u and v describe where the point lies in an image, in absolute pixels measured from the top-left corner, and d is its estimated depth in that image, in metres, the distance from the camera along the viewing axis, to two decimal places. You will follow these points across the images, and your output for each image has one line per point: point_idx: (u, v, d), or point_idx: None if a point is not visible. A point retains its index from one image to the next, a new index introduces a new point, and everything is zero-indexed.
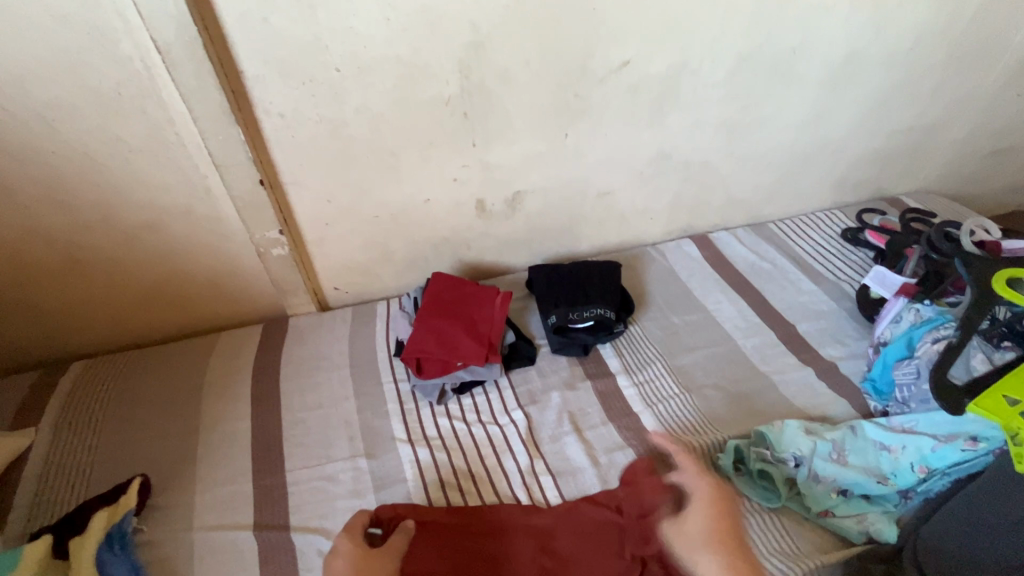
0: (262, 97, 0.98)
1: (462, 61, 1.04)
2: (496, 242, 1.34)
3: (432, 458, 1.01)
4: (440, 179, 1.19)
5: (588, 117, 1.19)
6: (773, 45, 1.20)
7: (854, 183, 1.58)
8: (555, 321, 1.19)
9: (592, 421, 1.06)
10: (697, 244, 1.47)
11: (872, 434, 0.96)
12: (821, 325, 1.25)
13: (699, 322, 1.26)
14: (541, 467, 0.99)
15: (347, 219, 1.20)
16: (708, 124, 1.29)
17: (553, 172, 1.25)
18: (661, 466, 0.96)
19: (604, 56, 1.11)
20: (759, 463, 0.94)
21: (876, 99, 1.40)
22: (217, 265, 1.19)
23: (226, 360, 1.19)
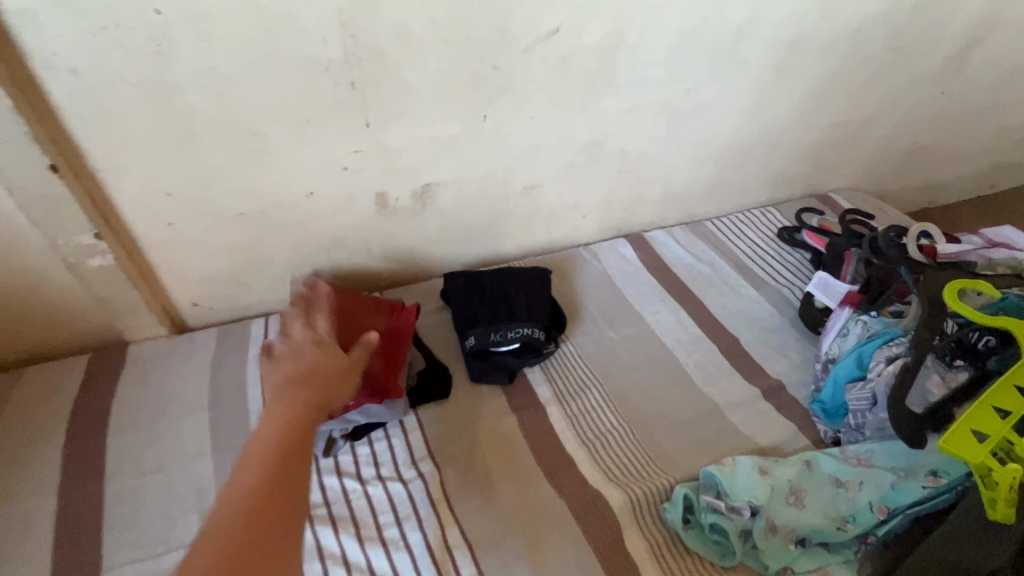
0: (38, 45, 0.70)
1: (343, 11, 0.79)
2: (403, 244, 1.11)
3: (314, 534, 0.78)
4: (325, 167, 0.93)
5: (511, 95, 0.98)
6: (717, 21, 1.06)
7: (789, 179, 1.50)
8: (474, 343, 0.99)
9: (518, 467, 0.88)
10: (633, 245, 1.32)
11: (826, 468, 0.86)
12: (764, 336, 1.14)
13: (638, 336, 1.12)
14: (454, 536, 0.79)
15: (200, 217, 0.92)
16: (646, 110, 1.13)
17: (470, 160, 1.04)
18: (600, 524, 0.80)
19: (527, 20, 0.90)
20: (710, 515, 0.80)
21: (816, 90, 1.31)
22: (6, 279, 0.87)
23: (29, 409, 0.88)
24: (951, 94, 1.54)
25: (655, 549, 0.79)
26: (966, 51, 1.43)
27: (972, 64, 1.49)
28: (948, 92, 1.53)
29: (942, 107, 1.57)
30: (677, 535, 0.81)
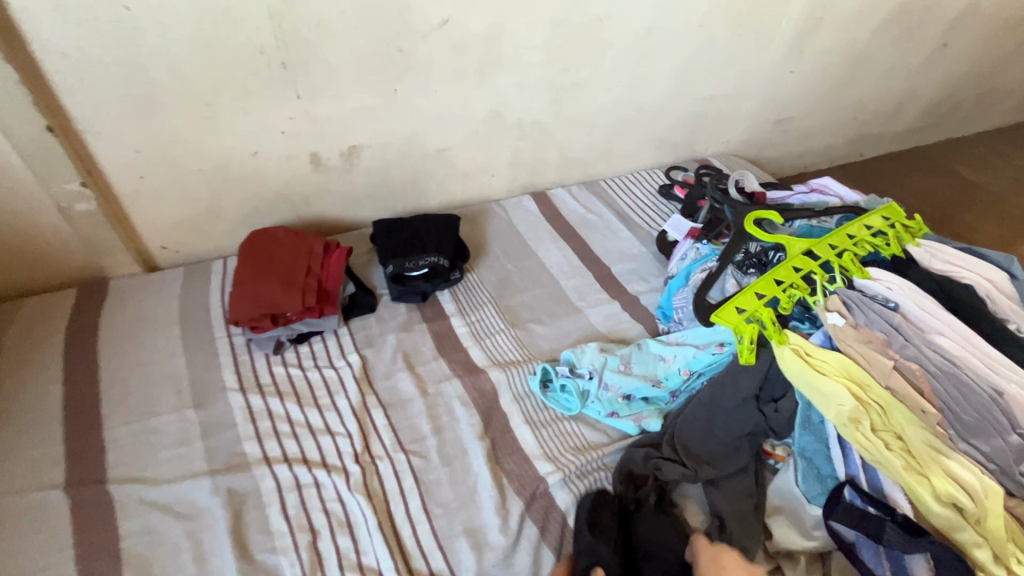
0: (37, 33, 0.91)
1: (273, 7, 1.03)
2: (337, 197, 1.36)
3: (264, 403, 1.04)
4: (266, 131, 1.18)
5: (415, 72, 1.24)
6: (582, 12, 1.33)
7: (671, 145, 1.81)
8: (393, 270, 1.25)
9: (425, 357, 1.16)
10: (536, 200, 1.60)
11: (653, 348, 1.15)
12: (631, 265, 1.45)
13: (530, 267, 1.40)
14: (372, 401, 1.06)
15: (166, 173, 1.15)
16: (532, 85, 1.40)
17: (387, 127, 1.29)
18: (481, 391, 1.09)
19: (423, 12, 1.16)
20: (561, 378, 1.10)
21: (679, 69, 1.60)
22: (8, 223, 1.08)
23: (33, 327, 1.11)
24: (801, 72, 1.86)
25: (520, 404, 1.08)
26: (807, 36, 1.75)
27: (815, 47, 1.81)
28: (798, 70, 1.84)
29: (797, 83, 1.89)
30: (538, 397, 1.10)
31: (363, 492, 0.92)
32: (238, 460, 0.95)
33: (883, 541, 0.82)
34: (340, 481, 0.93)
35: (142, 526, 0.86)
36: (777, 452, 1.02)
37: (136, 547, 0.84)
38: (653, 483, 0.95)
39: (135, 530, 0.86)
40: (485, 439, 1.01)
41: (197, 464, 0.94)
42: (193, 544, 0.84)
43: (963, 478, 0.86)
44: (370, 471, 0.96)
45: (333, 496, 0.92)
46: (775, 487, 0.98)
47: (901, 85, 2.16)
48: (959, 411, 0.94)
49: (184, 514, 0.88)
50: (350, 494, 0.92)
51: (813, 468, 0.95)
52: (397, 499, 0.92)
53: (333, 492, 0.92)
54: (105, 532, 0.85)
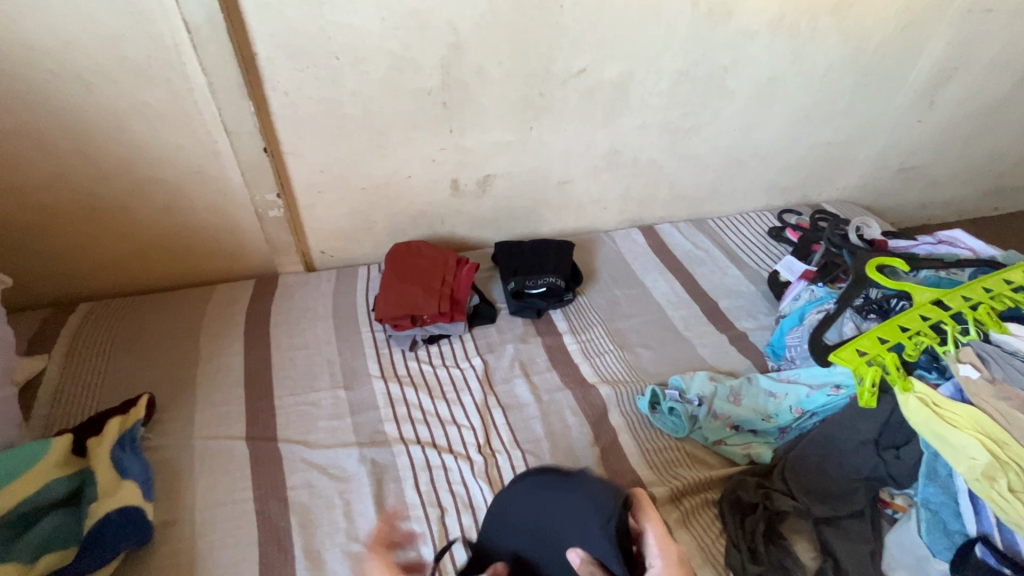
0: (271, 76, 1.16)
1: (444, 57, 1.22)
2: (468, 219, 1.53)
3: (401, 391, 1.19)
4: (420, 159, 1.37)
5: (550, 113, 1.38)
6: (709, 63, 1.42)
7: (783, 188, 1.82)
8: (514, 287, 1.38)
9: (539, 368, 1.26)
10: (644, 233, 1.69)
11: (763, 384, 1.18)
12: (738, 302, 1.47)
13: (638, 296, 1.47)
14: (493, 401, 1.18)
15: (338, 189, 1.37)
16: (653, 127, 1.50)
17: (519, 160, 1.45)
18: (592, 404, 1.17)
19: (565, 62, 1.30)
20: (670, 402, 1.14)
21: (799, 116, 1.63)
22: (217, 221, 1.34)
23: (223, 307, 1.35)
24: (930, 122, 1.81)
25: (628, 421, 1.14)
26: (938, 87, 1.71)
27: (947, 98, 1.76)
28: (926, 120, 1.79)
29: (925, 133, 1.84)
30: (646, 417, 1.16)
31: (486, 480, 1.02)
32: (380, 437, 1.10)
33: None
34: (465, 467, 1.05)
35: (304, 481, 1.02)
36: (897, 502, 1.00)
37: (299, 496, 0.99)
38: (763, 511, 0.96)
39: (298, 483, 1.01)
40: (595, 448, 1.08)
41: (347, 436, 1.10)
42: (344, 502, 0.99)
43: None
44: (491, 463, 1.06)
45: (459, 479, 1.03)
46: (895, 537, 0.95)
47: None
48: None
49: (337, 476, 1.03)
50: (474, 479, 1.03)
51: (938, 521, 0.92)
52: None
53: (459, 475, 1.04)
54: (276, 480, 1.02)
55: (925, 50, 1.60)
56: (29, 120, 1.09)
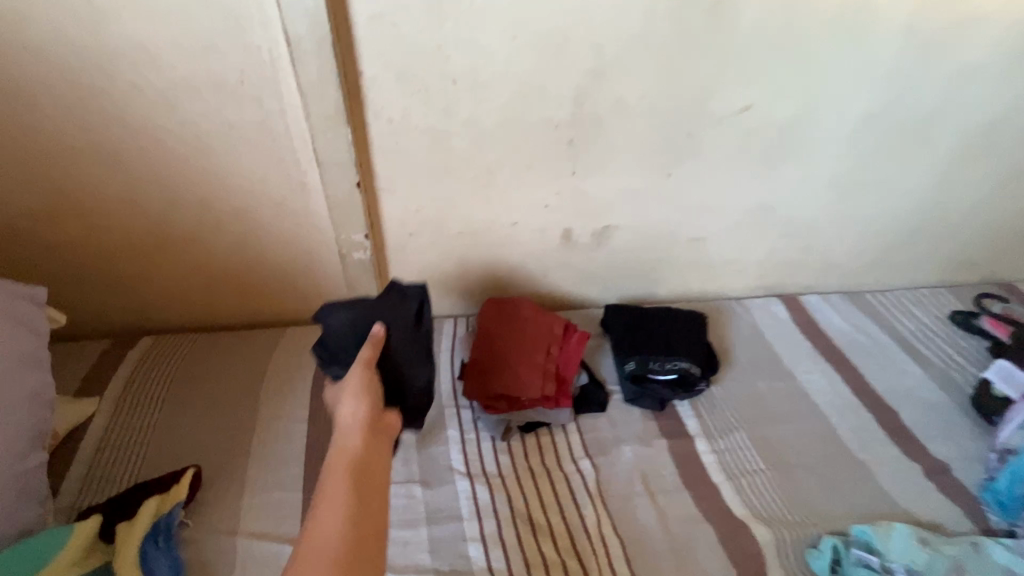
0: (375, 100, 0.97)
1: (579, 85, 1.00)
2: (575, 274, 1.28)
3: (490, 498, 0.93)
4: (531, 203, 1.14)
5: (694, 158, 1.12)
6: (906, 105, 1.11)
7: (968, 263, 1.43)
8: (633, 369, 1.11)
9: (666, 486, 0.97)
10: (786, 306, 1.36)
11: (996, 555, 0.85)
12: (927, 415, 1.12)
13: (789, 393, 1.15)
14: (609, 530, 0.89)
15: (431, 233, 1.16)
16: (819, 180, 1.20)
17: (647, 211, 1.19)
18: (744, 552, 0.87)
19: (725, 96, 1.04)
20: (861, 569, 0.84)
21: (1009, 175, 1.27)
22: (296, 259, 1.17)
23: (290, 358, 1.16)
24: None
25: None
26: None
27: None
28: None
29: None
30: None
31: None
32: (462, 565, 0.84)
33: None
34: None
35: None
36: None
37: None
38: None
39: None
40: None
41: (421, 557, 0.85)
42: None
43: None
44: None
45: None
46: None
47: None
48: None
49: None
50: None
51: None
52: None
53: None
54: None
55: None
56: (107, 136, 0.97)
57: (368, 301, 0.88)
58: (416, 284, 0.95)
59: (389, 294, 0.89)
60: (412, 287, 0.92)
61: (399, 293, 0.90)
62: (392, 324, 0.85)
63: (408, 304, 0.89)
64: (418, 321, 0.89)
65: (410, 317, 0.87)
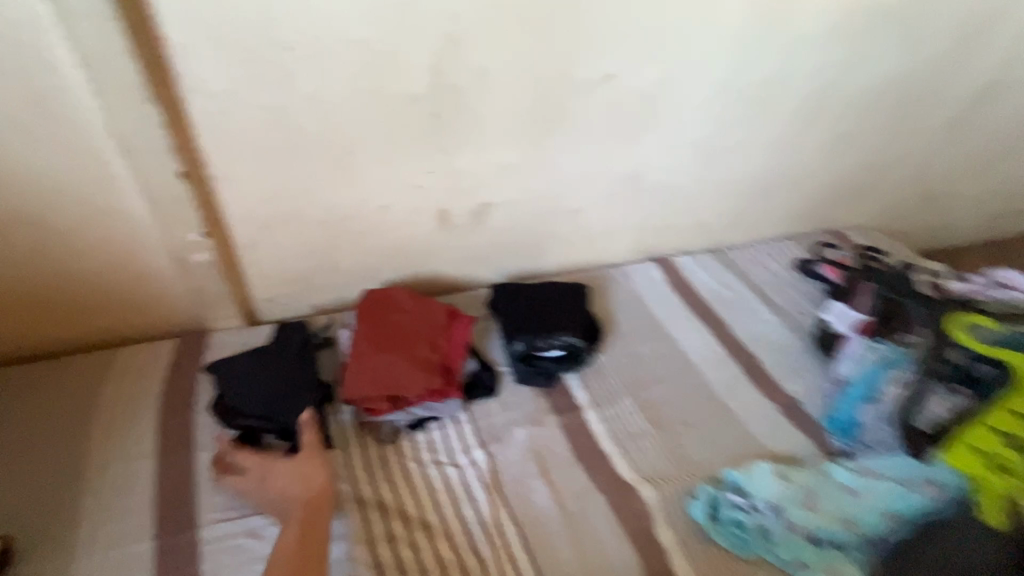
0: (185, 72, 0.83)
1: (435, 54, 0.91)
2: (457, 255, 1.22)
3: (379, 507, 0.87)
4: (399, 184, 1.05)
5: (565, 129, 1.10)
6: (751, 72, 1.17)
7: (810, 215, 1.60)
8: (521, 349, 1.09)
9: (560, 462, 0.97)
10: (662, 268, 1.43)
11: (838, 476, 0.96)
12: (782, 357, 1.24)
13: (667, 352, 1.21)
14: (505, 518, 0.88)
15: (288, 223, 1.03)
16: (683, 146, 1.24)
17: (523, 186, 1.15)
18: (632, 514, 0.90)
19: (588, 64, 1.02)
20: (733, 510, 0.90)
21: (838, 135, 1.41)
22: (119, 266, 0.99)
23: (127, 384, 0.98)
24: (963, 145, 1.63)
25: (679, 534, 0.88)
26: (977, 108, 1.54)
27: (984, 119, 1.58)
28: (960, 142, 1.62)
29: (959, 156, 1.66)
30: (704, 530, 0.89)
31: None
32: None
33: None
34: None
35: None
36: None
37: None
38: None
39: None
40: None
41: None
42: None
43: None
44: None
45: None
46: None
47: None
48: None
49: None
50: None
51: None
52: None
53: None
54: None
55: (973, 66, 1.42)
56: None
57: (261, 349, 1.02)
58: (299, 322, 1.10)
59: (276, 339, 1.04)
60: (295, 327, 1.07)
61: (282, 338, 1.04)
62: (282, 363, 0.99)
63: (278, 348, 1.02)
64: (302, 354, 1.02)
65: (292, 350, 1.01)
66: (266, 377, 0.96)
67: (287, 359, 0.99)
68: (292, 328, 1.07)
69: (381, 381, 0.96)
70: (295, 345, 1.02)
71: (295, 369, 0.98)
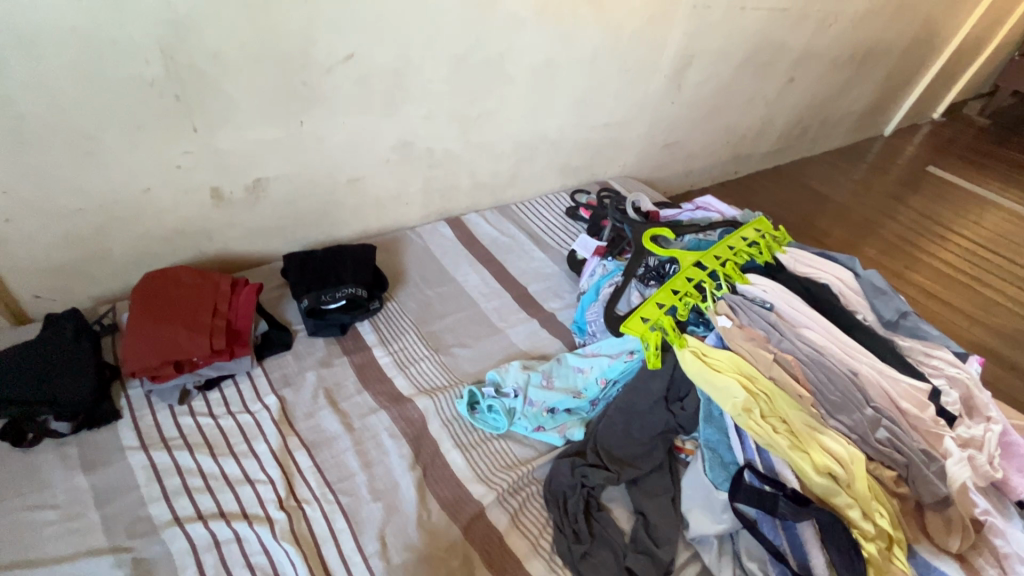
0: None
1: (163, 40, 0.99)
2: (243, 231, 1.30)
3: (171, 458, 0.96)
4: (158, 166, 1.11)
5: (320, 105, 1.23)
6: (482, 49, 1.40)
7: (574, 169, 1.92)
8: (308, 305, 1.21)
9: (348, 392, 1.13)
10: (451, 225, 1.63)
11: (571, 361, 1.22)
12: (545, 284, 1.52)
13: (450, 292, 1.43)
14: (296, 444, 1.02)
15: (39, 214, 1.04)
16: (440, 115, 1.44)
17: (294, 160, 1.27)
18: (409, 419, 1.10)
19: (326, 46, 1.16)
20: (488, 399, 1.13)
21: (576, 100, 1.73)
22: None
23: None
24: (680, 103, 2.06)
25: (446, 425, 1.10)
26: (682, 73, 1.96)
27: (690, 82, 2.02)
28: (678, 101, 2.05)
29: (680, 112, 2.10)
30: (467, 420, 1.12)
31: (292, 539, 0.89)
32: (145, 526, 0.88)
33: (777, 514, 0.93)
34: (265, 532, 0.89)
35: None
36: (687, 447, 1.13)
37: None
38: (581, 490, 1.02)
39: None
40: (416, 468, 1.02)
41: (94, 538, 0.85)
42: None
43: (833, 448, 0.99)
44: (298, 517, 0.92)
45: (258, 548, 0.88)
46: (688, 479, 1.06)
47: (760, 114, 2.44)
48: (828, 392, 1.09)
49: None
50: (277, 543, 0.88)
51: (717, 457, 1.04)
52: (327, 543, 0.90)
53: (257, 545, 0.88)
54: None
55: (667, 40, 1.81)
56: None
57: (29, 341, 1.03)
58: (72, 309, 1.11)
59: (43, 329, 1.05)
60: (66, 315, 1.08)
61: (52, 326, 1.05)
62: (52, 347, 1.00)
63: (48, 334, 1.02)
64: (78, 337, 1.04)
65: (65, 334, 1.03)
66: (33, 360, 0.97)
67: (58, 342, 1.01)
68: (64, 316, 1.08)
69: (163, 349, 1.03)
70: (69, 331, 1.04)
71: (69, 350, 1.01)
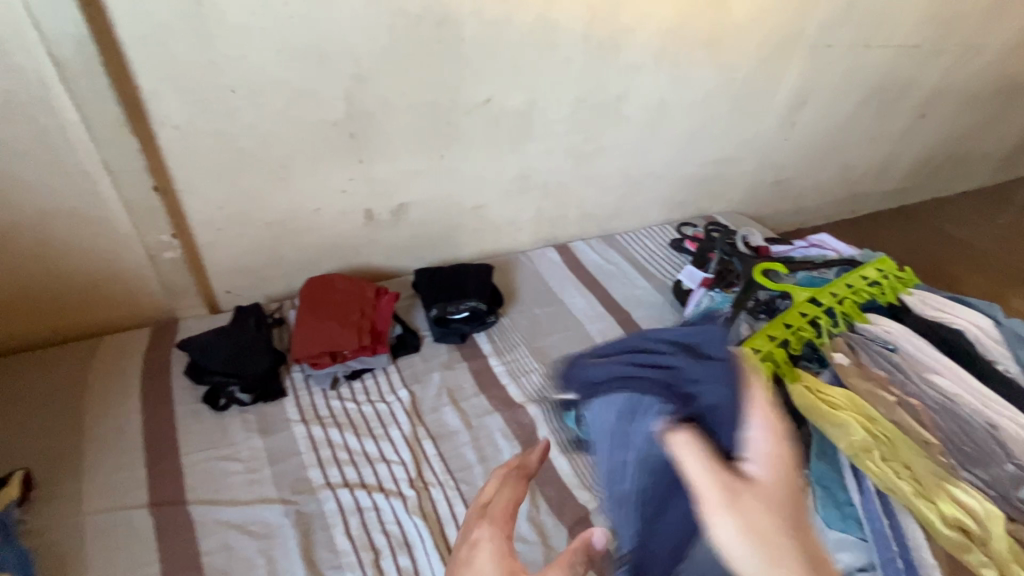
0: (158, 109, 1.09)
1: (347, 88, 1.22)
2: (383, 247, 1.50)
3: (324, 433, 1.14)
4: (329, 190, 1.34)
5: (458, 141, 1.41)
6: (602, 91, 1.53)
7: (679, 203, 1.97)
8: (436, 314, 1.37)
9: (467, 394, 1.26)
10: (559, 251, 1.75)
11: None
12: (649, 311, 1.57)
13: (558, 312, 1.53)
14: (422, 433, 1.16)
15: (241, 225, 1.30)
16: (558, 150, 1.58)
17: (432, 187, 1.46)
18: (520, 423, 1.20)
19: (470, 92, 1.35)
20: None
21: (686, 137, 1.79)
22: (102, 268, 1.23)
23: (112, 362, 1.21)
24: (793, 140, 2.04)
25: None
26: (797, 110, 1.95)
27: (805, 119, 2.00)
28: (791, 138, 2.03)
29: (793, 149, 2.07)
30: None
31: (420, 515, 1.01)
32: (305, 485, 1.05)
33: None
34: (398, 505, 1.03)
35: (219, 544, 0.95)
36: None
37: (215, 561, 0.92)
38: None
39: (213, 547, 0.94)
40: None
41: (268, 490, 1.04)
42: (268, 561, 0.94)
43: (965, 502, 0.93)
44: (425, 496, 1.05)
45: (392, 518, 1.01)
46: None
47: (882, 152, 2.33)
48: (959, 443, 1.03)
49: (259, 533, 0.97)
50: (408, 516, 1.01)
51: (829, 495, 0.99)
52: (449, 522, 1.01)
53: (392, 515, 1.02)
54: (187, 546, 0.94)
55: (783, 79, 1.82)
56: None
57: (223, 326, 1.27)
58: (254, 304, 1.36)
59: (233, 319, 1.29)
60: (249, 308, 1.32)
61: (239, 316, 1.29)
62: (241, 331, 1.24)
63: (239, 322, 1.27)
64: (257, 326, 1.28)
65: (250, 324, 1.27)
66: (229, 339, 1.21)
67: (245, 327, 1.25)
68: (248, 309, 1.32)
69: (322, 341, 1.23)
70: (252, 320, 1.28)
71: (253, 333, 1.24)
